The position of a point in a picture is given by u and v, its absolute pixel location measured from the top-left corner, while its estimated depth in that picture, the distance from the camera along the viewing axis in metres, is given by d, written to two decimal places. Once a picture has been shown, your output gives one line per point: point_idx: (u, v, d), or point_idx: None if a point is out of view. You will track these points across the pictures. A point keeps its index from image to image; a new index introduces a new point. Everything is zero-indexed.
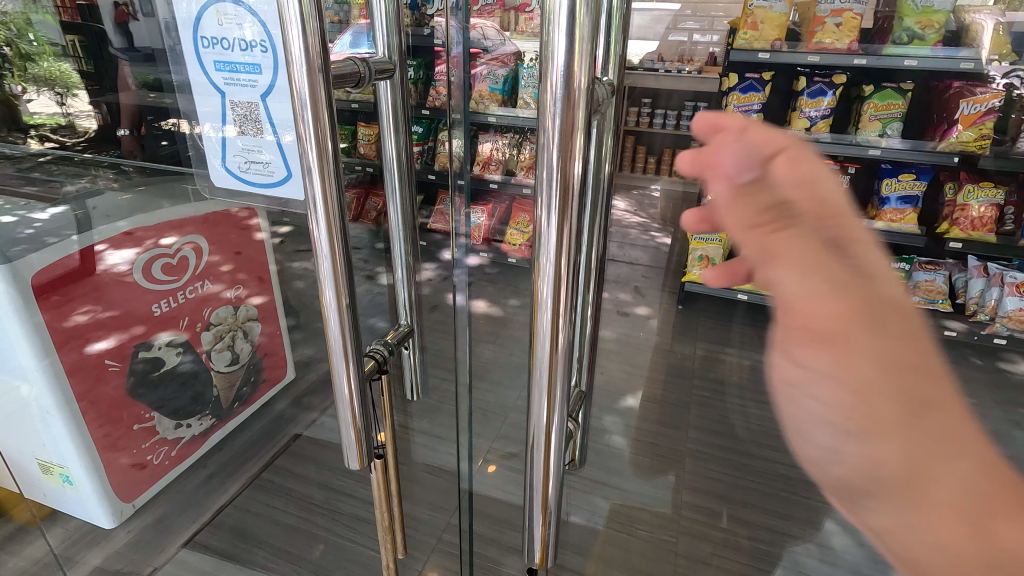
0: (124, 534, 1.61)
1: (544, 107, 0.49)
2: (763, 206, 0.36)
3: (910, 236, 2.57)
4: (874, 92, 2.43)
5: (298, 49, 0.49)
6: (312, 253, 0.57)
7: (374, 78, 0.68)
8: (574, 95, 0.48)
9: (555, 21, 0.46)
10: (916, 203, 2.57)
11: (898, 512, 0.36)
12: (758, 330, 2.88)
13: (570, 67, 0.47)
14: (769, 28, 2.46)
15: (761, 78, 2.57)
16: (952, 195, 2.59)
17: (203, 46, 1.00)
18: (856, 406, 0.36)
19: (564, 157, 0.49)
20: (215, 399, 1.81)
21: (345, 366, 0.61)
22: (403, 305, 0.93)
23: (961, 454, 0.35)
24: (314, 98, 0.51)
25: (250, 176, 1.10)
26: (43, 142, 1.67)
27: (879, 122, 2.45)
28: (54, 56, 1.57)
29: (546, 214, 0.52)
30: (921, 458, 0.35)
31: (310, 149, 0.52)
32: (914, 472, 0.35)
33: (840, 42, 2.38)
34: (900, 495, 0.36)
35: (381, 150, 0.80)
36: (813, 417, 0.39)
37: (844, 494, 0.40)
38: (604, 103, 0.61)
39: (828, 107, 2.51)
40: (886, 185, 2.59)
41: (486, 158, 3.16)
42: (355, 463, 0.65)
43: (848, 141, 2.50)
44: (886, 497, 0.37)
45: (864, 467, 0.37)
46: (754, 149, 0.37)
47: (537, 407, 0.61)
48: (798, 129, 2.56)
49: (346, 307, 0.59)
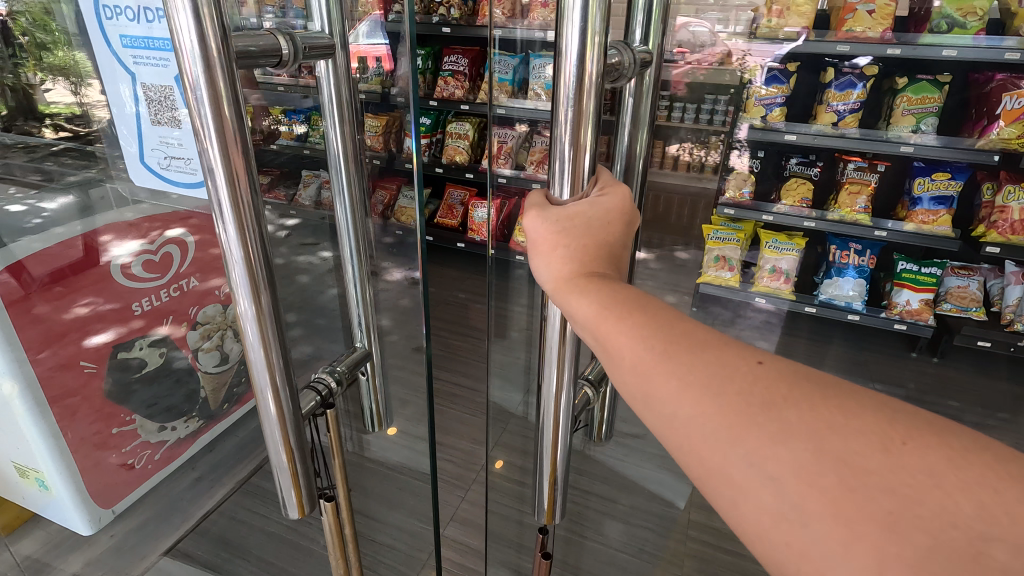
0: (106, 539, 1.55)
1: (558, 99, 0.63)
2: (575, 219, 0.66)
3: (944, 239, 2.38)
4: (908, 83, 2.30)
5: (186, 30, 0.39)
6: (221, 265, 0.47)
7: (303, 56, 0.57)
8: (585, 87, 0.62)
9: (570, 19, 0.59)
10: (950, 204, 2.40)
11: (648, 351, 0.55)
12: (773, 335, 2.75)
13: (582, 59, 0.60)
14: (795, 15, 2.32)
15: (785, 69, 2.42)
16: (990, 196, 2.36)
17: (106, 19, 1.02)
18: (596, 314, 0.61)
19: (573, 143, 0.64)
20: (202, 399, 1.75)
21: (272, 396, 0.52)
22: (359, 323, 0.82)
23: (622, 329, 0.58)
24: (210, 86, 0.41)
25: (170, 172, 1.21)
26: (57, 133, 1.44)
27: (914, 117, 2.30)
28: (64, 43, 1.23)
29: (564, 160, 0.66)
30: (648, 316, 0.58)
31: (209, 148, 0.42)
32: (651, 328, 0.57)
33: (872, 32, 2.22)
34: (645, 342, 0.56)
35: (323, 145, 0.71)
36: (599, 328, 0.60)
37: (621, 382, 0.58)
38: (620, 71, 0.78)
39: (859, 100, 2.34)
40: (918, 184, 2.42)
41: (497, 150, 3.10)
42: (296, 513, 0.57)
43: (879, 136, 2.35)
44: (638, 347, 0.56)
45: (622, 330, 0.58)
46: (597, 194, 0.69)
47: (551, 347, 0.75)
48: (825, 124, 2.41)
49: (272, 331, 0.50)
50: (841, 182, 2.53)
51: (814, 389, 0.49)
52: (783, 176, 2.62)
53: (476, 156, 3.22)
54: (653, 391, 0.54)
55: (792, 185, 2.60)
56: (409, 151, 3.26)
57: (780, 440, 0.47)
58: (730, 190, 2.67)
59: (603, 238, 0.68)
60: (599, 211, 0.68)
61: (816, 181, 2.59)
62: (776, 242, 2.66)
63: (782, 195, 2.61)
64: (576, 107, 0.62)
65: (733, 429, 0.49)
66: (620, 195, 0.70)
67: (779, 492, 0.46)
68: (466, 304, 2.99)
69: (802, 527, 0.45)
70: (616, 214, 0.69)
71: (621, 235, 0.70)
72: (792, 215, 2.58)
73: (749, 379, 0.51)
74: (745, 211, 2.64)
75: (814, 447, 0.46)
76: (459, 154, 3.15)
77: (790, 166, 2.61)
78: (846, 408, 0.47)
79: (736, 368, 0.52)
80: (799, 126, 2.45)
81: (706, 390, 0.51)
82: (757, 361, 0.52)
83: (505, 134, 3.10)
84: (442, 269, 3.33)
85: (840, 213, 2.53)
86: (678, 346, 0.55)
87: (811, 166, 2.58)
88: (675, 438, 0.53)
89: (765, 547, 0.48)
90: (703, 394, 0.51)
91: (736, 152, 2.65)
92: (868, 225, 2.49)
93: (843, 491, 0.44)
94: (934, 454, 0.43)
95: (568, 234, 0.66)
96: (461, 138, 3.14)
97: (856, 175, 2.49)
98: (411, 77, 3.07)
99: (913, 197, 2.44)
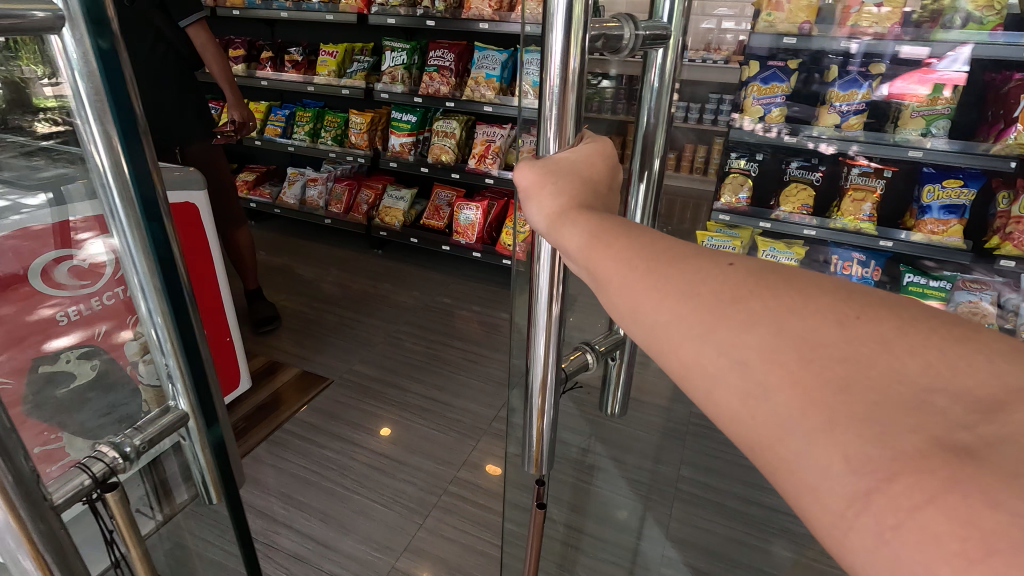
0: None
1: (547, 93, 0.72)
2: (559, 165, 0.70)
3: (955, 251, 2.22)
4: (919, 83, 2.15)
5: None
6: None
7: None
8: (568, 80, 0.70)
9: (555, 24, 0.67)
10: (963, 213, 2.22)
11: (630, 268, 0.56)
12: None
13: (565, 55, 0.69)
14: (796, 8, 2.13)
15: (786, 67, 2.28)
16: (1005, 205, 2.22)
17: None
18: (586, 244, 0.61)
19: (558, 129, 0.73)
20: None
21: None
22: (165, 376, 0.81)
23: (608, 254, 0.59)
24: None
25: None
26: None
27: (924, 119, 2.15)
28: None
29: (552, 135, 0.74)
30: (634, 239, 0.59)
31: None
32: (634, 249, 0.58)
33: (880, 27, 2.04)
34: (628, 262, 0.57)
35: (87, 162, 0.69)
36: (586, 257, 0.61)
37: (607, 304, 0.59)
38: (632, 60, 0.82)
39: (864, 101, 2.19)
40: (928, 191, 2.26)
41: (484, 149, 2.97)
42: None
43: (885, 140, 2.20)
44: (623, 267, 0.57)
45: (609, 254, 0.58)
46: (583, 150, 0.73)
47: (538, 297, 0.83)
48: (828, 126, 2.26)
49: None
50: (845, 189, 2.38)
51: (782, 287, 0.50)
52: (783, 181, 2.48)
53: (463, 155, 3.10)
54: (637, 308, 0.55)
55: (792, 191, 2.46)
56: (393, 150, 3.15)
57: (745, 321, 0.48)
58: (726, 196, 2.50)
59: (587, 178, 0.71)
60: (583, 160, 0.72)
61: (818, 187, 2.44)
62: (774, 251, 2.51)
63: (782, 201, 2.47)
64: (560, 103, 0.71)
65: (708, 322, 0.50)
66: (603, 150, 0.74)
67: (745, 369, 0.47)
68: (450, 310, 2.87)
69: (766, 399, 0.45)
70: (598, 159, 0.73)
71: (604, 177, 0.73)
72: (792, 223, 2.43)
73: (722, 283, 0.51)
74: (740, 217, 2.48)
75: (780, 327, 0.47)
76: (445, 153, 3.03)
77: (791, 171, 2.48)
78: (804, 293, 0.49)
79: (708, 268, 0.53)
80: (800, 128, 2.30)
81: (685, 291, 0.52)
82: (728, 264, 0.53)
83: (493, 133, 2.98)
84: (426, 273, 3.22)
85: (845, 222, 2.35)
86: (659, 257, 0.56)
87: (812, 171, 2.45)
88: (658, 336, 0.53)
89: (735, 425, 0.48)
90: (683, 302, 0.51)
91: (733, 155, 2.50)
92: (873, 235, 2.33)
93: (801, 368, 0.45)
94: (880, 326, 0.46)
95: (561, 178, 0.68)
96: (447, 137, 3.02)
97: (861, 180, 2.35)
98: (396, 72, 2.97)
99: (922, 206, 2.27)
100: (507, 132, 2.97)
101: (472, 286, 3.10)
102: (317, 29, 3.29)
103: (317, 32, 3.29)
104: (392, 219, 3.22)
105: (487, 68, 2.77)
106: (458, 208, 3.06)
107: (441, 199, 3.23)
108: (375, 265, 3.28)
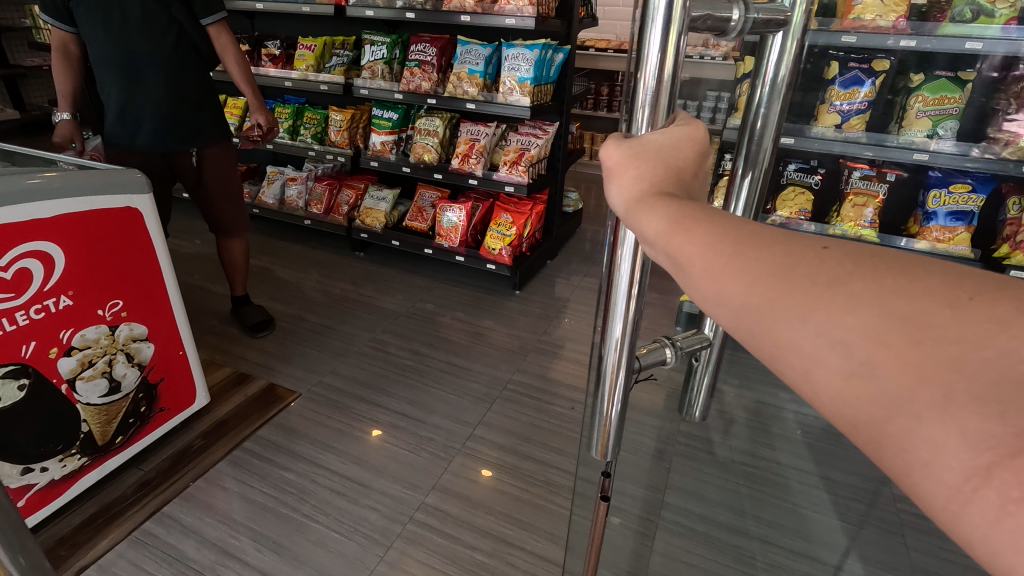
0: None
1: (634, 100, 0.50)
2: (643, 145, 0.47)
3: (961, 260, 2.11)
4: (926, 80, 2.00)
5: None
6: None
7: None
8: (663, 89, 0.49)
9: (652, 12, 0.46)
10: (969, 221, 2.10)
11: (715, 255, 0.40)
12: None
13: (661, 52, 0.47)
14: None
15: (784, 63, 2.16)
16: (1015, 213, 2.08)
17: None
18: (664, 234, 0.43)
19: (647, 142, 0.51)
20: (85, 434, 1.51)
21: None
22: None
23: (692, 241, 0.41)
24: None
25: None
26: None
27: (931, 119, 2.00)
28: None
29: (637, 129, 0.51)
30: (721, 221, 0.42)
31: None
32: (721, 231, 0.41)
33: (884, 20, 1.92)
34: (714, 247, 0.40)
35: None
36: (664, 249, 0.43)
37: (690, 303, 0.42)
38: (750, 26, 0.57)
39: (867, 99, 2.06)
40: (933, 197, 2.11)
41: (468, 149, 2.83)
42: None
43: (888, 142, 2.06)
44: (703, 254, 0.40)
45: (691, 240, 0.41)
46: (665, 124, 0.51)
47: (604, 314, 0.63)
48: (828, 126, 2.11)
49: None
50: (845, 193, 2.23)
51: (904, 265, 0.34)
52: (779, 184, 2.35)
53: (446, 154, 2.97)
54: (738, 310, 0.38)
55: (789, 194, 2.31)
56: (374, 149, 3.02)
57: (845, 301, 0.33)
58: None
59: (679, 161, 0.48)
60: (669, 137, 0.49)
61: (817, 191, 2.30)
62: None
63: (777, 205, 2.33)
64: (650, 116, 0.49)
65: (804, 300, 0.35)
66: (696, 125, 0.51)
67: (856, 363, 0.33)
68: (431, 315, 2.73)
69: (871, 379, 0.32)
70: (693, 141, 0.49)
71: (696, 165, 0.49)
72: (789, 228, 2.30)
73: (835, 265, 0.35)
74: None
75: (894, 301, 0.32)
76: (427, 152, 2.89)
77: (788, 175, 2.32)
78: (910, 271, 0.34)
79: (797, 253, 0.37)
80: (797, 128, 2.15)
81: (775, 273, 0.37)
82: (823, 246, 0.37)
83: (477, 131, 2.84)
84: (408, 277, 3.08)
85: (845, 228, 2.23)
86: (748, 241, 0.40)
87: (811, 173, 2.29)
88: (744, 325, 0.39)
89: (839, 419, 0.35)
90: (787, 294, 0.36)
91: None
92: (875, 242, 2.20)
93: (913, 350, 0.31)
94: (1002, 308, 0.32)
95: (637, 156, 0.47)
96: (429, 135, 2.89)
97: (862, 184, 2.20)
98: (376, 67, 2.83)
99: (927, 213, 2.14)
100: (490, 130, 2.84)
101: (455, 290, 2.97)
102: (295, 22, 3.16)
103: (296, 25, 3.16)
104: (373, 220, 3.09)
105: (470, 63, 2.64)
106: (440, 210, 2.93)
107: (424, 200, 3.10)
108: (355, 268, 3.15)
